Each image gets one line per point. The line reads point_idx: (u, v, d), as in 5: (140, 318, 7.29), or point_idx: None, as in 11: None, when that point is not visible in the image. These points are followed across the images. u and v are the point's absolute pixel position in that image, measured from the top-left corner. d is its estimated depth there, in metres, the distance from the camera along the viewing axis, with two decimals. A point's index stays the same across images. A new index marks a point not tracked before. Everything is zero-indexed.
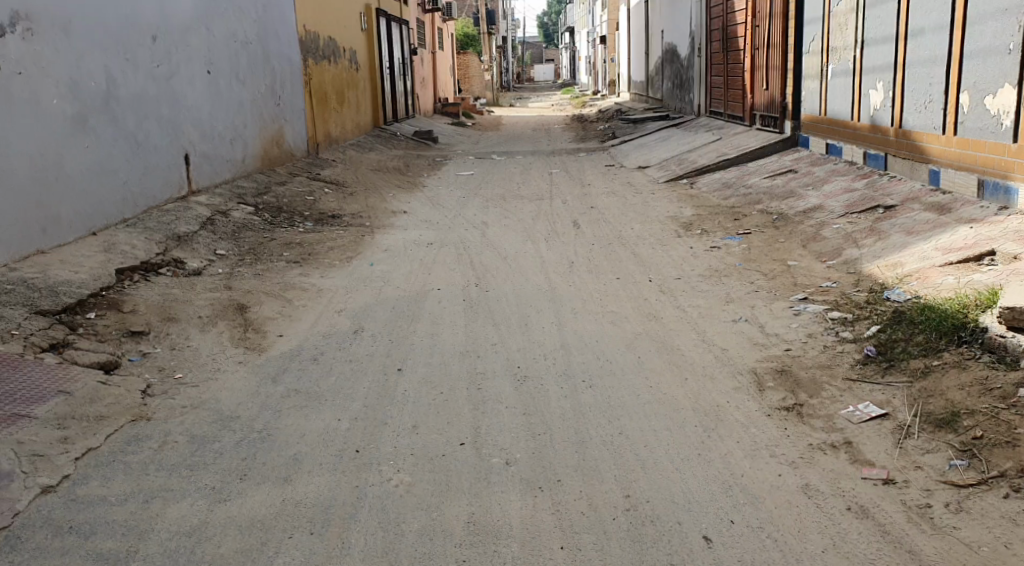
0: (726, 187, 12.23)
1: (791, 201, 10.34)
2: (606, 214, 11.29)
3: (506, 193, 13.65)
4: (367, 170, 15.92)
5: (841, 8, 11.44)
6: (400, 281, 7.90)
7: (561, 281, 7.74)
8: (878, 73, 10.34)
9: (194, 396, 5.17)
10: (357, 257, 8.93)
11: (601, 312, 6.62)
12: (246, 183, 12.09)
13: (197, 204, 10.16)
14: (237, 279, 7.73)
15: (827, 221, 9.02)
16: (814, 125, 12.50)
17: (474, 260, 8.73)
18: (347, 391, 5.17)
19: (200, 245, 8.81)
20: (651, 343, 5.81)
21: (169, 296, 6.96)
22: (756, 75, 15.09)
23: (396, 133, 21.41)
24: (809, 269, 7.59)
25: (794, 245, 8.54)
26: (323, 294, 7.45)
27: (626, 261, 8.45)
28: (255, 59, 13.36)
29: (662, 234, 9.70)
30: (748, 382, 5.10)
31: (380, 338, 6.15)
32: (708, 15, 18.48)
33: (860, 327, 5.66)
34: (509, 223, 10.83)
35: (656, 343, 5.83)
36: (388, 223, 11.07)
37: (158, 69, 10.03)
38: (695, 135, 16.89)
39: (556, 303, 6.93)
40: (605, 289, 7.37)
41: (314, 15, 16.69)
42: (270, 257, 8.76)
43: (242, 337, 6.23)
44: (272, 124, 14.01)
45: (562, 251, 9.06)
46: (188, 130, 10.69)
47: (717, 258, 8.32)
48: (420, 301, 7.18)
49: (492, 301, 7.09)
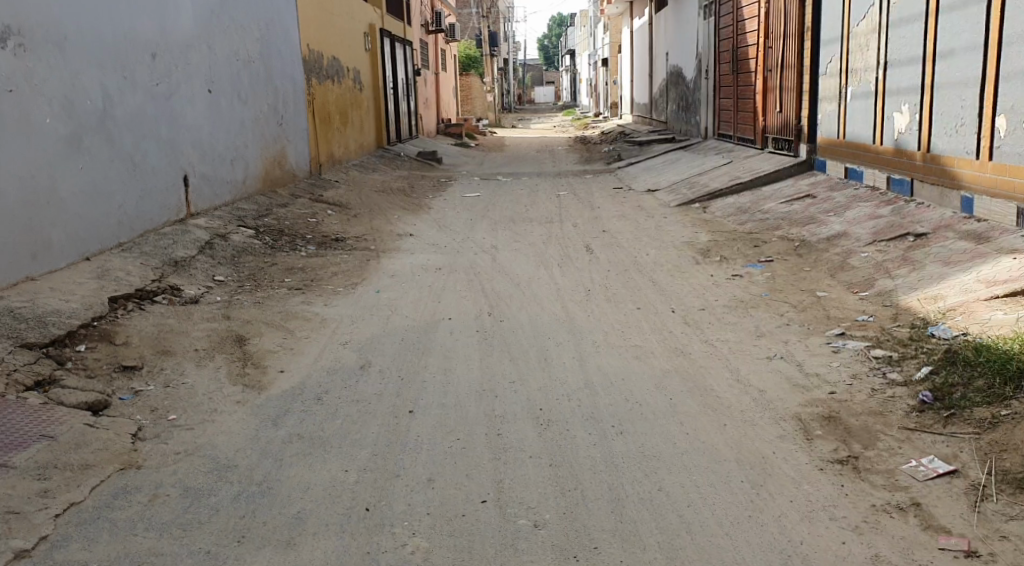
0: (742, 212, 11.84)
1: (813, 227, 9.95)
2: (620, 239, 10.89)
3: (514, 216, 13.27)
4: (371, 191, 15.54)
5: (861, 28, 11.08)
6: (408, 310, 7.49)
7: (578, 311, 7.32)
8: (902, 96, 9.97)
9: (188, 441, 4.75)
10: (362, 284, 8.54)
11: (623, 345, 6.21)
12: (247, 205, 11.71)
13: (196, 228, 9.77)
14: (236, 308, 7.32)
15: (854, 249, 8.63)
16: (832, 149, 12.12)
17: (486, 287, 8.32)
18: (356, 436, 4.75)
19: (199, 272, 8.41)
20: (682, 382, 5.40)
21: (164, 328, 6.55)
22: (769, 97, 14.74)
23: (399, 153, 21.04)
24: (841, 300, 7.19)
25: (822, 275, 8.14)
26: (327, 325, 7.03)
27: (645, 289, 8.04)
28: (257, 77, 13.00)
29: (680, 261, 9.31)
30: (793, 430, 4.69)
31: (390, 374, 5.74)
32: (716, 36, 18.17)
33: (909, 367, 5.25)
34: (520, 247, 10.44)
35: (686, 382, 5.42)
36: (394, 247, 10.68)
37: (158, 88, 9.66)
38: (704, 158, 16.52)
39: (576, 336, 6.52)
40: (626, 320, 6.97)
41: (317, 33, 16.34)
42: (271, 284, 8.37)
43: (241, 373, 5.81)
44: (274, 144, 13.64)
45: (578, 278, 8.65)
46: (187, 150, 10.32)
47: (741, 287, 7.92)
48: (430, 332, 6.77)
49: (507, 333, 6.67)
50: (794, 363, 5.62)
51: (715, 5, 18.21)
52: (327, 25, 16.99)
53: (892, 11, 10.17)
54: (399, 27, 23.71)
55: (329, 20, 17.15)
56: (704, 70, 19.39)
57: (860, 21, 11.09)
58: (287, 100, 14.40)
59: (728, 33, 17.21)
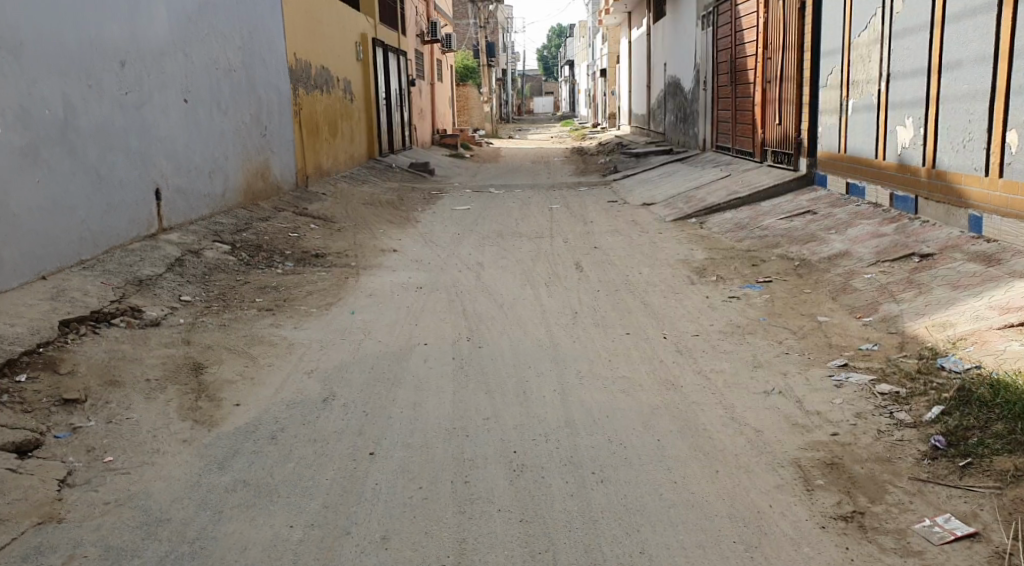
0: (740, 228, 11.40)
1: (813, 245, 9.51)
2: (611, 256, 10.44)
3: (504, 230, 12.83)
4: (358, 204, 15.10)
5: (862, 38, 10.66)
6: (383, 334, 7.05)
7: (563, 336, 6.87)
8: (906, 109, 9.54)
9: (121, 489, 4.39)
10: (337, 304, 8.09)
11: (610, 376, 5.77)
12: (225, 220, 11.28)
13: (167, 244, 9.34)
14: (198, 332, 6.88)
15: (857, 269, 8.19)
16: (832, 163, 11.70)
17: (467, 309, 7.87)
18: (307, 485, 4.37)
19: (165, 291, 7.98)
20: (672, 420, 4.96)
21: (116, 354, 6.11)
22: (768, 109, 14.31)
23: (391, 164, 20.61)
24: (843, 327, 6.76)
25: (823, 297, 7.71)
26: (294, 350, 6.58)
27: (636, 312, 7.60)
28: (238, 87, 12.57)
29: (674, 281, 8.86)
30: (791, 479, 4.27)
31: (354, 409, 5.30)
32: (715, 46, 17.74)
33: (919, 406, 4.80)
34: (507, 265, 9.98)
35: (677, 420, 4.98)
36: (375, 263, 10.24)
37: (127, 97, 9.23)
38: (702, 171, 16.09)
39: (559, 364, 6.08)
40: (615, 346, 6.52)
41: (305, 41, 15.91)
42: (240, 304, 7.93)
43: (192, 406, 5.37)
44: (256, 155, 13.20)
45: (565, 299, 8.21)
46: (160, 162, 9.89)
47: (738, 311, 7.48)
48: (403, 359, 6.32)
49: (484, 361, 6.22)
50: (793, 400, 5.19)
51: (713, 14, 17.79)
52: (316, 33, 16.57)
53: (896, 20, 9.74)
54: (393, 35, 23.28)
55: (318, 28, 16.73)
56: (702, 80, 18.96)
57: (861, 31, 10.67)
58: (272, 110, 13.97)
59: (726, 43, 16.79)
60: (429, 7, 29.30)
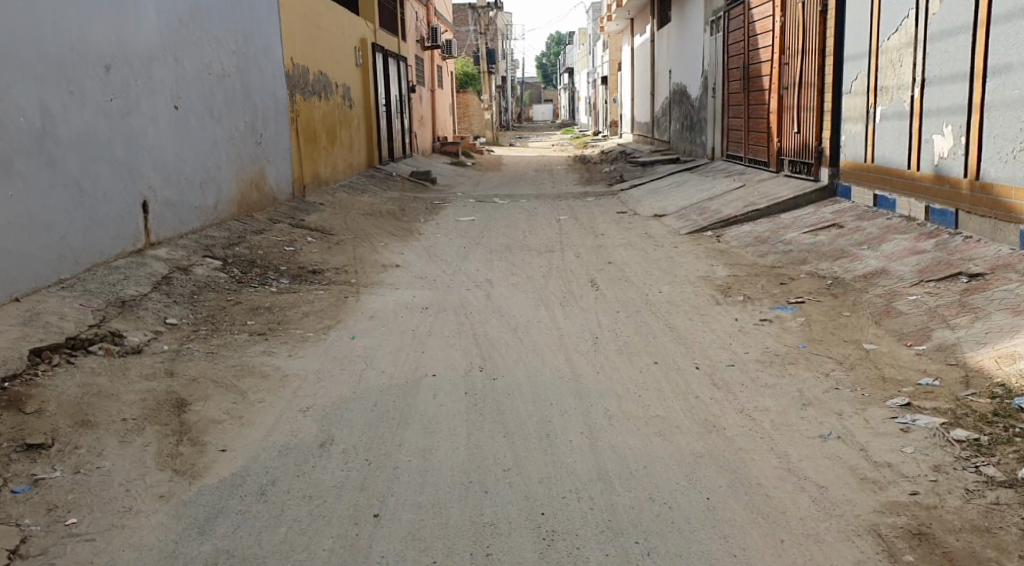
0: (761, 242, 10.78)
1: (845, 262, 8.88)
2: (627, 272, 9.81)
3: (511, 243, 12.21)
4: (357, 215, 14.47)
5: (892, 42, 10.06)
6: (386, 363, 6.41)
7: (585, 366, 6.23)
8: (945, 117, 8.93)
9: (81, 562, 3.92)
10: (336, 328, 7.46)
11: (644, 417, 5.13)
12: (218, 233, 10.68)
13: (154, 261, 8.72)
14: (183, 362, 6.26)
15: (899, 290, 7.56)
16: (857, 175, 11.09)
17: (478, 332, 7.24)
18: (300, 557, 3.91)
19: (149, 313, 7.36)
20: (717, 473, 4.38)
21: (89, 389, 5.46)
22: (784, 117, 13.69)
23: (391, 173, 20.00)
24: (895, 356, 6.15)
25: (865, 322, 7.08)
26: (288, 383, 5.96)
27: (662, 337, 6.96)
28: (233, 93, 11.95)
29: (699, 300, 8.24)
30: (874, 554, 3.85)
31: (356, 456, 4.71)
32: (725, 52, 17.16)
33: (1007, 459, 4.37)
34: (517, 282, 9.36)
35: (722, 474, 4.38)
36: (377, 279, 9.64)
37: (113, 103, 8.62)
38: (714, 181, 15.47)
39: (584, 401, 5.44)
40: (644, 379, 5.89)
41: (302, 45, 15.28)
42: (230, 328, 7.32)
43: (172, 452, 4.75)
44: (251, 165, 12.57)
45: (582, 321, 7.58)
46: (148, 173, 9.28)
47: (774, 337, 6.85)
48: (410, 394, 5.70)
49: (500, 396, 5.59)
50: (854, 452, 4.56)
51: (724, 19, 17.19)
52: (313, 38, 15.93)
53: (932, 22, 9.13)
54: (393, 41, 22.67)
55: (316, 33, 16.09)
56: (711, 88, 18.35)
57: (891, 35, 10.06)
58: (267, 117, 13.34)
59: (738, 48, 16.18)
60: (430, 12, 28.67)
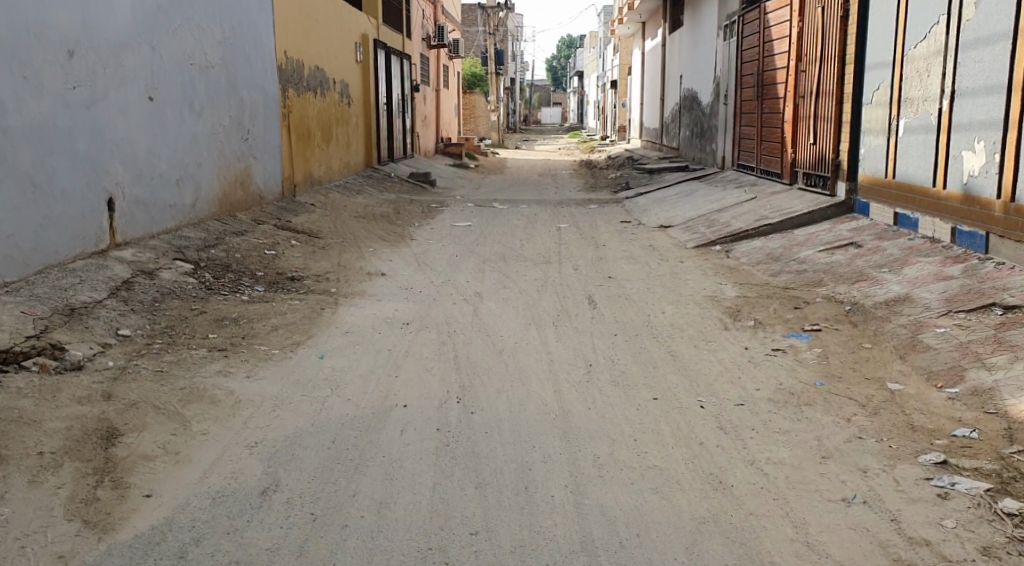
0: (773, 260, 10.08)
1: (864, 286, 8.19)
2: (628, 289, 9.13)
3: (506, 252, 11.51)
4: (349, 218, 13.79)
5: (920, 51, 9.36)
6: (353, 391, 5.73)
7: (575, 400, 5.55)
8: (978, 132, 8.23)
9: None
10: (305, 345, 6.79)
11: (641, 468, 4.45)
12: (194, 234, 10.03)
13: (116, 263, 8.07)
14: (125, 383, 5.59)
15: (926, 320, 6.85)
16: (876, 190, 10.41)
17: (459, 355, 6.56)
18: None
19: (100, 323, 6.69)
20: (706, 550, 3.85)
21: (8, 415, 4.81)
22: (800, 127, 12.98)
23: (389, 173, 19.33)
24: (925, 399, 5.46)
25: (888, 356, 6.39)
26: (240, 411, 5.29)
27: (663, 367, 6.28)
28: (217, 85, 11.27)
29: (705, 324, 7.56)
30: None
31: (300, 508, 4.16)
32: (738, 58, 16.48)
33: None
34: (509, 296, 8.69)
35: (705, 549, 3.85)
36: (359, 289, 8.96)
37: (77, 92, 7.97)
38: (723, 192, 14.76)
39: (572, 445, 4.76)
40: (641, 419, 5.20)
41: (297, 37, 14.59)
42: (187, 342, 6.67)
43: (87, 497, 4.21)
44: (236, 162, 11.89)
45: (575, 344, 6.91)
46: (116, 168, 8.62)
47: (787, 371, 6.16)
48: (376, 428, 5.03)
49: (477, 435, 4.93)
50: (878, 531, 3.91)
51: (738, 23, 16.48)
52: (309, 30, 15.23)
53: (966, 30, 8.45)
54: (397, 39, 22.01)
55: (312, 26, 15.39)
56: (723, 95, 17.63)
57: (918, 42, 9.37)
58: (256, 112, 12.66)
59: (753, 54, 15.47)
60: (437, 11, 27.95)
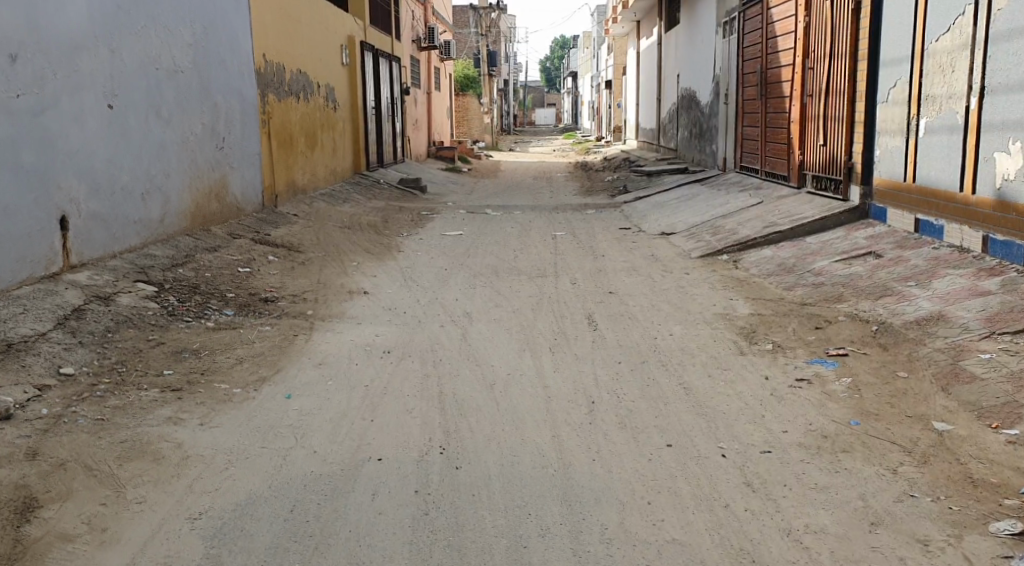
0: (786, 272, 9.34)
1: (890, 302, 7.42)
2: (631, 305, 8.40)
3: (499, 265, 10.75)
4: (333, 228, 13.03)
5: (941, 44, 8.62)
6: (322, 440, 4.98)
7: (577, 449, 4.83)
8: (1014, 131, 7.51)
9: None
10: (271, 382, 6.04)
11: (655, 544, 4.08)
12: (162, 252, 9.29)
13: (68, 289, 7.31)
14: (58, 437, 4.88)
15: (967, 344, 6.12)
16: (891, 194, 9.67)
17: (444, 391, 5.82)
18: None
19: (40, 361, 5.96)
20: None
21: None
22: (809, 127, 12.21)
23: (378, 180, 18.57)
24: (982, 443, 4.75)
25: (928, 389, 5.62)
26: (185, 472, 4.61)
27: (677, 404, 5.53)
28: (187, 91, 10.53)
29: (718, 348, 6.82)
30: None
31: None
32: (740, 56, 15.72)
33: None
34: (501, 317, 7.95)
35: None
36: (339, 310, 8.22)
37: (21, 100, 7.28)
38: (728, 195, 14.01)
39: (572, 511, 4.29)
40: (656, 473, 4.58)
41: (277, 37, 13.80)
42: (136, 380, 5.94)
43: None
44: (209, 172, 11.14)
45: (575, 375, 6.17)
46: (70, 182, 7.88)
47: (816, 407, 5.43)
48: (347, 491, 4.46)
49: (460, 500, 4.38)
50: None
51: (740, 19, 15.70)
52: (289, 30, 14.43)
53: (997, 22, 7.74)
54: (386, 41, 21.26)
55: (292, 26, 14.60)
56: (724, 94, 16.88)
57: (940, 35, 8.63)
58: (231, 118, 11.90)
59: (756, 50, 14.68)
60: (428, 12, 27.22)
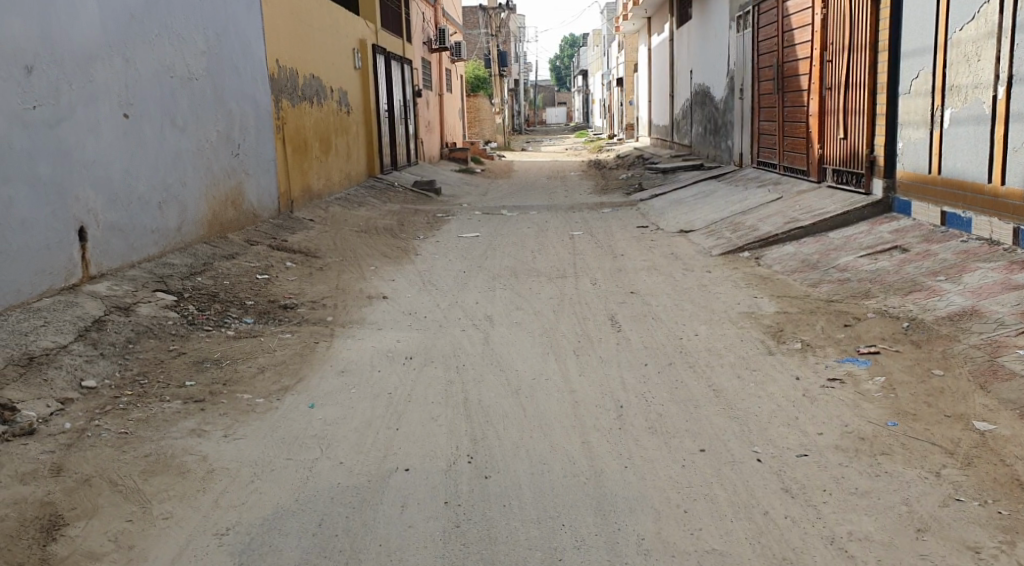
0: (810, 268, 9.21)
1: (920, 298, 7.28)
2: (654, 305, 8.29)
3: (518, 267, 10.64)
4: (349, 233, 12.95)
5: (965, 35, 8.47)
6: (347, 450, 4.90)
7: (609, 457, 4.72)
8: None
9: None
10: (294, 391, 5.96)
11: (693, 554, 3.99)
12: (180, 260, 9.23)
13: (88, 300, 7.24)
14: (80, 451, 4.80)
15: (1003, 340, 5.98)
16: (915, 187, 9.52)
17: (468, 398, 5.72)
18: None
19: (62, 374, 5.90)
20: None
21: None
22: (829, 121, 12.06)
23: (393, 183, 18.49)
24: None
25: (966, 387, 5.48)
26: (211, 487, 4.53)
27: (707, 406, 5.41)
28: (202, 98, 10.47)
29: (746, 348, 6.69)
30: None
31: None
32: (754, 50, 15.57)
33: None
34: (522, 320, 7.84)
35: None
36: (358, 316, 8.14)
37: (37, 112, 7.22)
38: (745, 191, 13.87)
39: (607, 521, 4.19)
40: (690, 480, 4.48)
41: (289, 42, 13.73)
42: (158, 392, 5.87)
43: None
44: (225, 178, 11.09)
45: (600, 379, 6.07)
46: (87, 192, 7.82)
47: (851, 408, 5.30)
48: (375, 504, 4.37)
49: (491, 511, 4.29)
50: None
51: (754, 13, 15.55)
52: (301, 35, 14.35)
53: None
54: (397, 43, 21.17)
55: (304, 30, 14.51)
56: (739, 89, 16.73)
57: (964, 25, 8.48)
58: (246, 124, 11.83)
59: (772, 45, 14.54)
60: (438, 13, 27.10)
